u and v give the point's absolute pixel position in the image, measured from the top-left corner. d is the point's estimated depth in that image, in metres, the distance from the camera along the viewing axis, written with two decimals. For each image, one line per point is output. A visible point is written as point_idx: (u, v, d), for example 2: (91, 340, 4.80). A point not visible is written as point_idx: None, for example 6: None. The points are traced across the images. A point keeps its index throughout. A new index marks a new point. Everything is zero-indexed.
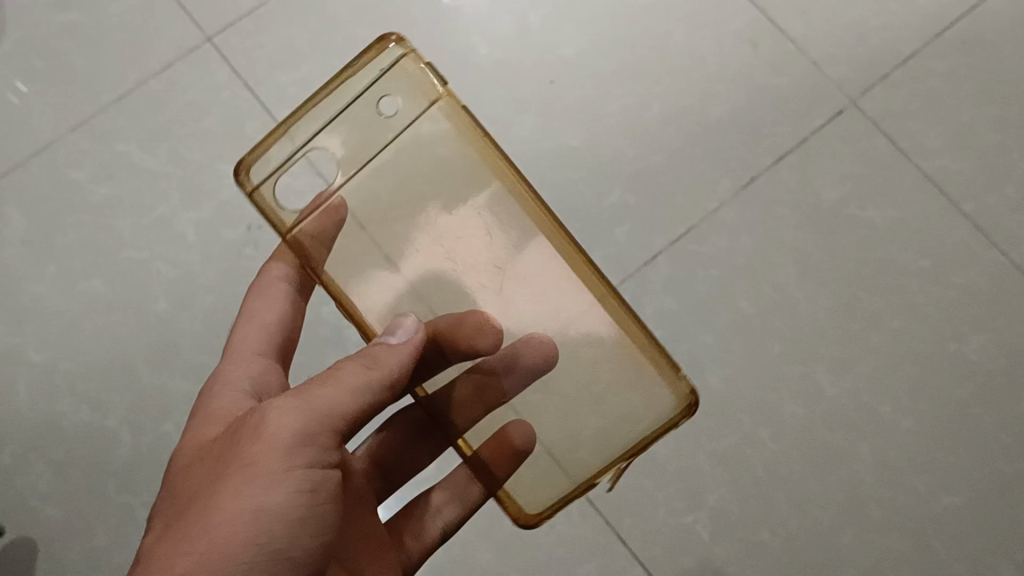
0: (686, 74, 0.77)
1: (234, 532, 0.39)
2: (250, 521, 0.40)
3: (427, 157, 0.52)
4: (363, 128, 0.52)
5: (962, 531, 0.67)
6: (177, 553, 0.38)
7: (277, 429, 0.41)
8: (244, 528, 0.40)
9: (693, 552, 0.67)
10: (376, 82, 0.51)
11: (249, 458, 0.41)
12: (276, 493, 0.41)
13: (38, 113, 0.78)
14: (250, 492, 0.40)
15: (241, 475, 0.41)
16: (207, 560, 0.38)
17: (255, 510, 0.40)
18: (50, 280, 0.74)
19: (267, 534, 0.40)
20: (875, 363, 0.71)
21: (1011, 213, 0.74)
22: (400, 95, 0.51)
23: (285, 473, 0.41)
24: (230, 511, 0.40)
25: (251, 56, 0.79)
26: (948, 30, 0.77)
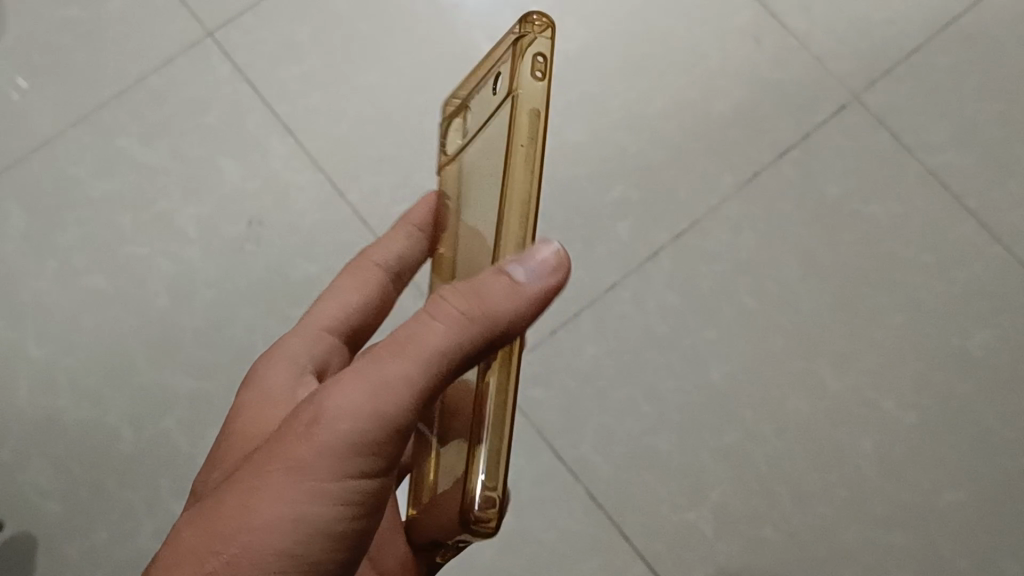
0: (688, 69, 0.77)
1: (269, 544, 0.32)
2: (287, 533, 0.32)
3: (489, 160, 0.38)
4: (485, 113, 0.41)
5: (966, 527, 0.67)
6: (207, 551, 0.32)
7: (330, 428, 0.32)
8: (275, 561, 0.32)
9: (696, 548, 0.67)
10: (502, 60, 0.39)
11: (288, 466, 0.32)
12: (324, 505, 0.33)
13: (38, 108, 0.78)
14: (289, 511, 0.32)
15: (280, 488, 0.32)
16: (238, 567, 0.32)
17: (295, 522, 0.32)
18: (50, 276, 0.74)
19: (303, 546, 0.33)
20: (877, 359, 0.70)
21: (1014, 208, 0.74)
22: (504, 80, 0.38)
23: (332, 490, 0.33)
24: (269, 519, 0.32)
25: (252, 51, 0.79)
26: (952, 25, 0.77)
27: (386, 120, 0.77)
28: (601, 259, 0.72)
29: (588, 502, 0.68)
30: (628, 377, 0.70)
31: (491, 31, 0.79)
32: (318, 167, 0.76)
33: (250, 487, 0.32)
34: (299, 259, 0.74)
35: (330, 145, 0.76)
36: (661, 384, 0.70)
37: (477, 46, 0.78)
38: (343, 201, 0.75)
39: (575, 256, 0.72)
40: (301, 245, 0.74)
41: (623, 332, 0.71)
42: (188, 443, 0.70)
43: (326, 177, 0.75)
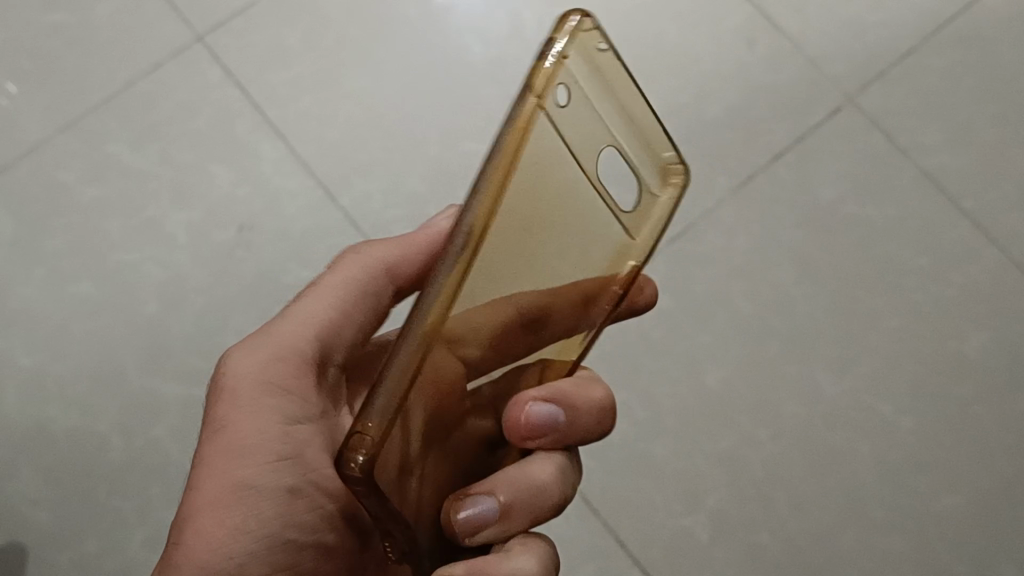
0: (681, 72, 0.77)
1: (218, 507, 0.40)
2: (236, 496, 0.40)
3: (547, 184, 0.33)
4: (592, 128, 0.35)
5: (964, 532, 0.67)
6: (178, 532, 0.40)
7: (240, 381, 0.42)
8: (230, 488, 0.40)
9: (692, 553, 0.66)
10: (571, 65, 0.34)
11: (221, 419, 0.42)
12: (263, 467, 0.41)
13: (26, 114, 0.77)
14: (230, 450, 0.41)
15: (217, 441, 0.42)
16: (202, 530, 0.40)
17: (242, 485, 0.40)
18: (39, 282, 0.73)
19: (254, 508, 0.40)
20: (874, 363, 0.70)
21: (1010, 210, 0.73)
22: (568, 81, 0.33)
23: (263, 431, 0.41)
24: (218, 485, 0.41)
25: (242, 56, 0.78)
26: (946, 27, 0.77)
27: (377, 125, 0.76)
28: None
29: (584, 509, 0.67)
30: (623, 382, 0.69)
31: (484, 34, 0.78)
32: (310, 172, 0.75)
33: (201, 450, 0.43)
34: (291, 265, 0.73)
35: (322, 149, 0.76)
36: (656, 390, 0.69)
37: (469, 48, 0.78)
38: (335, 205, 0.74)
39: None
40: (293, 251, 0.74)
41: (618, 336, 0.70)
42: (179, 451, 0.69)
43: (318, 182, 0.75)
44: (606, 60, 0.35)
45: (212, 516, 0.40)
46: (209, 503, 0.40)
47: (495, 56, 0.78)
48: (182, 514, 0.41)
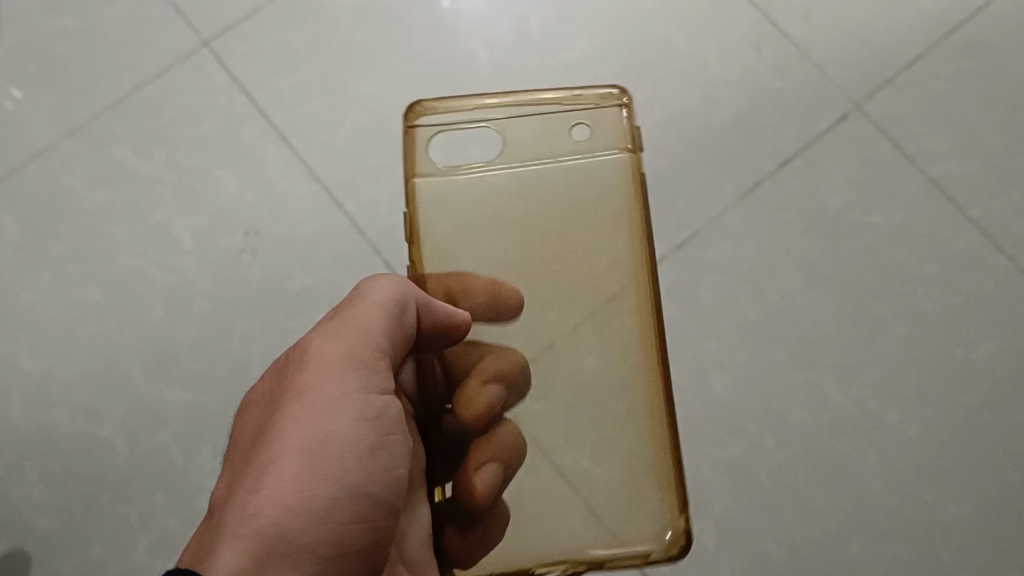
0: (688, 78, 0.77)
1: (309, 458, 0.39)
2: (322, 448, 0.40)
3: (583, 187, 0.55)
4: (547, 136, 0.56)
5: (971, 541, 0.66)
6: (255, 478, 0.38)
7: (332, 362, 0.42)
8: (317, 463, 0.39)
9: (698, 562, 0.66)
10: (567, 112, 0.56)
11: (308, 388, 0.41)
12: (344, 421, 0.41)
13: (32, 119, 0.77)
14: (311, 422, 0.40)
15: (300, 410, 0.40)
16: (290, 481, 0.39)
17: (325, 438, 0.40)
18: (44, 288, 0.73)
19: (341, 465, 0.40)
20: (881, 371, 0.70)
21: (1017, 218, 0.73)
22: (592, 126, 0.56)
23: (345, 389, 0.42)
24: (303, 438, 0.40)
25: (248, 60, 0.78)
26: (953, 34, 0.77)
27: (383, 130, 0.76)
28: None
29: None
30: None
31: (490, 39, 0.78)
32: (315, 177, 0.75)
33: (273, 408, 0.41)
34: (296, 271, 0.73)
35: (327, 154, 0.76)
36: None
37: (475, 54, 0.78)
38: (341, 211, 0.74)
39: None
40: (298, 256, 0.73)
41: None
42: (183, 457, 0.69)
43: (323, 188, 0.75)
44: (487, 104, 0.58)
45: (293, 491, 0.38)
46: (297, 470, 0.39)
47: (501, 61, 0.77)
48: (257, 471, 0.39)
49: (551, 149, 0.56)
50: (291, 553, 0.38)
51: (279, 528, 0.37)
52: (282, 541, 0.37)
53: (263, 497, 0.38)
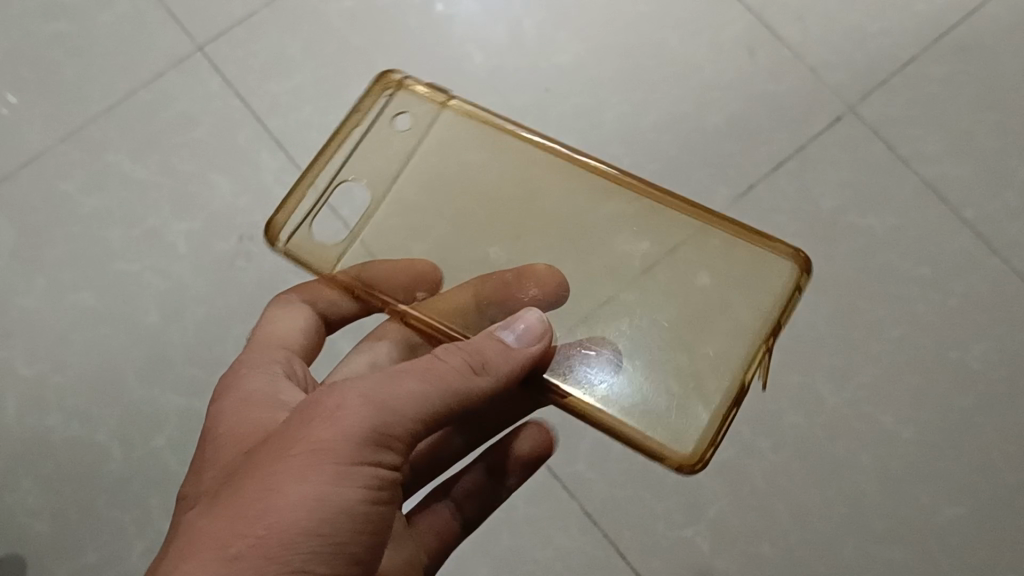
0: (682, 82, 0.77)
1: (299, 515, 0.38)
2: (314, 509, 0.39)
3: (462, 158, 0.57)
4: (389, 146, 0.56)
5: (966, 543, 0.66)
6: (242, 526, 0.38)
7: (350, 421, 0.40)
8: (308, 519, 0.39)
9: (693, 565, 0.66)
10: (383, 107, 0.57)
11: (317, 440, 0.40)
12: (343, 484, 0.40)
13: (27, 124, 0.77)
14: (312, 481, 0.39)
15: (302, 463, 0.39)
16: (274, 535, 0.38)
17: (320, 500, 0.39)
18: (39, 292, 0.73)
19: (330, 526, 0.39)
20: (875, 373, 0.70)
21: (1012, 219, 0.73)
22: (407, 112, 0.57)
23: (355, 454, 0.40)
24: (298, 494, 0.39)
25: (242, 65, 0.78)
26: (946, 36, 0.77)
27: None
28: None
29: (584, 520, 0.67)
30: None
31: (483, 43, 0.78)
32: None
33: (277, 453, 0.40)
34: (291, 275, 0.73)
35: None
36: None
37: (469, 57, 0.78)
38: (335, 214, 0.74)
39: None
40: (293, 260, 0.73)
41: None
42: (177, 461, 0.69)
43: None
44: (325, 173, 0.55)
45: (277, 543, 0.38)
46: (287, 525, 0.38)
47: (494, 65, 0.78)
48: (247, 517, 0.38)
49: (400, 149, 0.56)
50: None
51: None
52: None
53: (245, 546, 0.37)
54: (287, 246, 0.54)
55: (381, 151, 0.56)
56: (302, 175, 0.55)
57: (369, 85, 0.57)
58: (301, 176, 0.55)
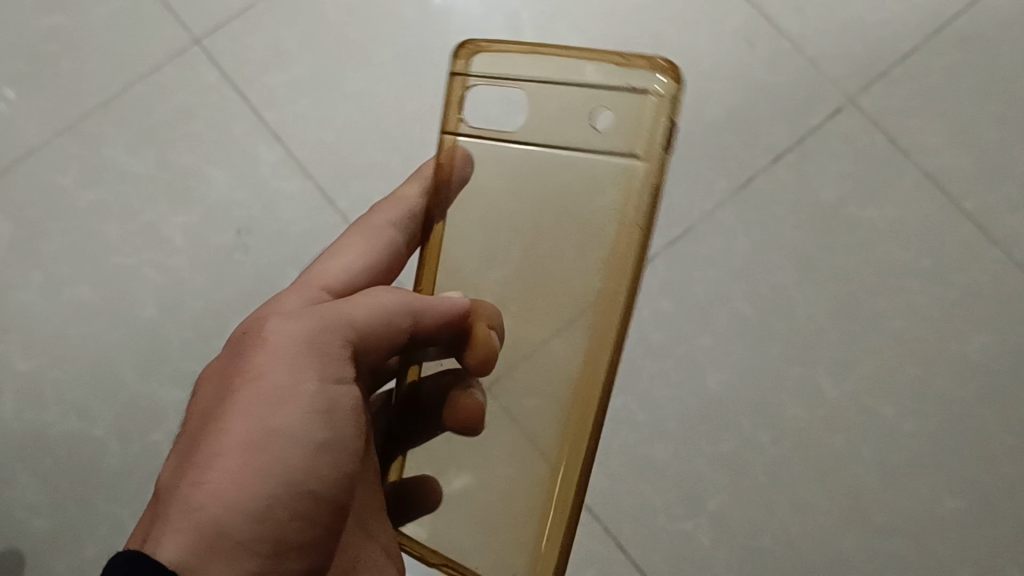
0: (681, 73, 0.76)
1: (251, 456, 0.40)
2: (266, 444, 0.40)
3: (580, 178, 0.50)
4: (557, 111, 0.51)
5: (967, 535, 0.66)
6: (197, 474, 0.39)
7: (286, 341, 0.42)
8: (257, 457, 0.40)
9: (693, 558, 0.66)
10: (594, 96, 0.49)
11: (257, 370, 0.41)
12: (291, 416, 0.41)
13: (24, 118, 0.77)
14: (257, 418, 0.40)
15: (247, 401, 0.41)
16: (230, 480, 0.39)
17: (271, 436, 0.40)
18: (36, 287, 0.73)
19: (286, 460, 0.40)
20: (875, 365, 0.70)
21: (1013, 211, 0.73)
22: (611, 113, 0.49)
23: (302, 381, 0.41)
24: (247, 434, 0.40)
25: (239, 58, 0.78)
26: (946, 27, 0.76)
27: (376, 127, 0.76)
28: None
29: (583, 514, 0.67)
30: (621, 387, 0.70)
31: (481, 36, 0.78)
32: (308, 174, 0.75)
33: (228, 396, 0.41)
34: (288, 269, 0.73)
35: (320, 151, 0.75)
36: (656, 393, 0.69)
37: None
38: (333, 208, 0.74)
39: None
40: (291, 254, 0.73)
41: None
42: None
43: (316, 185, 0.74)
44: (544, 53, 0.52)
45: (230, 486, 0.39)
46: (238, 465, 0.39)
47: None
48: (200, 464, 0.39)
49: (573, 133, 0.50)
50: (222, 551, 0.38)
51: (213, 528, 0.38)
52: (216, 542, 0.38)
53: (200, 495, 0.38)
54: (456, 72, 0.53)
55: (551, 99, 0.51)
56: (538, 45, 0.52)
57: (655, 58, 0.48)
58: (536, 45, 0.52)
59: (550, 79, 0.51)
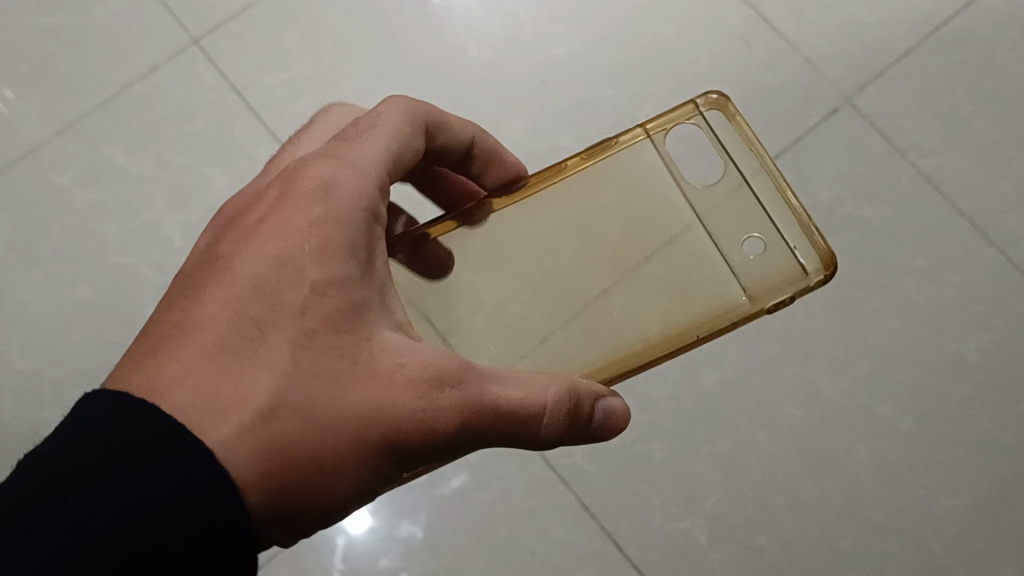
0: (677, 75, 0.77)
1: (336, 474, 0.36)
2: (346, 478, 0.36)
3: (687, 259, 0.50)
4: (732, 206, 0.51)
5: (963, 535, 0.66)
6: (290, 450, 0.35)
7: (454, 409, 0.37)
8: (329, 478, 0.36)
9: (690, 557, 0.66)
10: (785, 252, 0.49)
11: (400, 399, 0.36)
12: (380, 470, 0.37)
13: (23, 118, 0.77)
14: (364, 448, 0.36)
15: (377, 426, 0.36)
16: (305, 477, 0.35)
17: (353, 475, 0.36)
18: (35, 287, 0.73)
19: (345, 493, 0.37)
20: (872, 364, 0.70)
21: (1009, 211, 0.73)
22: (761, 255, 0.49)
23: (421, 455, 0.37)
24: (348, 454, 0.36)
25: (238, 58, 0.78)
26: (943, 28, 0.77)
27: None
28: None
29: (580, 512, 0.67)
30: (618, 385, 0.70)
31: (480, 36, 0.78)
32: None
33: (367, 388, 0.36)
34: None
35: None
36: (654, 392, 0.69)
37: (465, 50, 0.78)
38: None
39: None
40: None
41: None
42: None
43: None
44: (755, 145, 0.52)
45: (296, 482, 0.35)
46: (312, 470, 0.35)
47: (491, 57, 0.78)
48: (293, 435, 0.35)
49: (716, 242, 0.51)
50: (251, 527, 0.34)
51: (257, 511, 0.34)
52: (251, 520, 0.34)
53: (274, 471, 0.34)
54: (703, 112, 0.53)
55: (749, 202, 0.51)
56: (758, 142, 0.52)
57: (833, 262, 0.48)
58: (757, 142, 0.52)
59: (751, 187, 0.51)
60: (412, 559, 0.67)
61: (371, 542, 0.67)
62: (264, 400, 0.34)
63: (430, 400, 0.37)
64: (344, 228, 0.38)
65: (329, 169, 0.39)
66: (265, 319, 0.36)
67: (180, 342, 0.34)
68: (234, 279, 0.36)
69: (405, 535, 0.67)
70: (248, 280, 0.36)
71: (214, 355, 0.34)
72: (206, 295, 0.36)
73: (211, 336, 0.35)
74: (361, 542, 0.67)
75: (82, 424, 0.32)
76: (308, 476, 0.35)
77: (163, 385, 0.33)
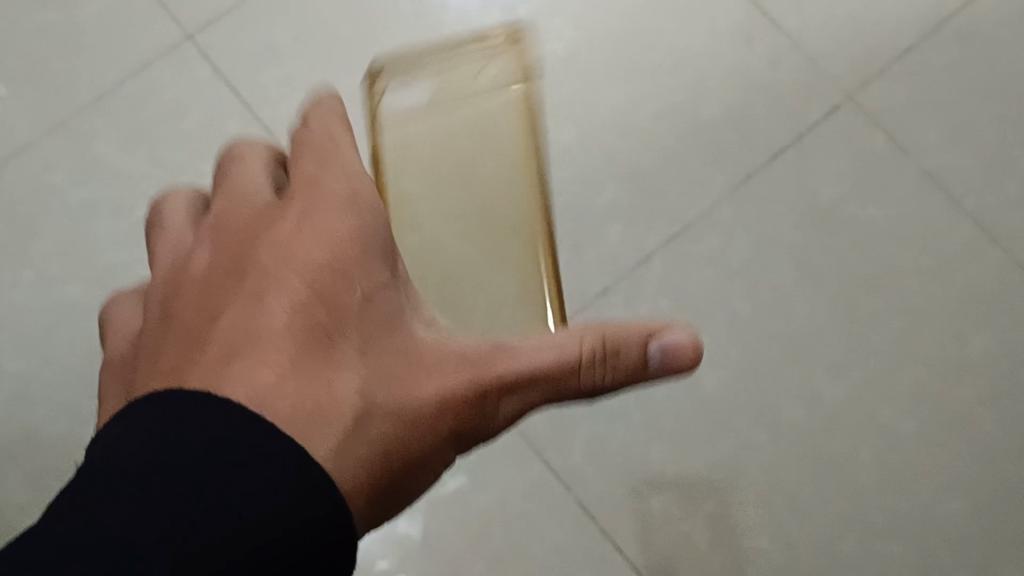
0: (677, 71, 0.76)
1: (408, 462, 0.35)
2: (414, 474, 0.36)
3: None
4: None
5: (967, 538, 0.66)
6: (363, 459, 0.33)
7: (507, 385, 0.36)
8: (408, 475, 0.36)
9: (690, 560, 0.66)
10: None
11: (451, 370, 0.35)
12: (439, 455, 0.37)
13: (14, 115, 0.76)
14: (438, 433, 0.36)
15: (443, 407, 0.35)
16: (383, 481, 0.34)
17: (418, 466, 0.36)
18: (27, 286, 0.72)
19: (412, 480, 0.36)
20: (874, 365, 0.69)
21: (1013, 209, 0.72)
22: None
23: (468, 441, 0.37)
24: (417, 447, 0.35)
25: (232, 54, 0.77)
26: (947, 24, 0.76)
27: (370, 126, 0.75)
28: (592, 267, 0.72)
29: (579, 515, 0.66)
30: None
31: (476, 32, 0.77)
32: None
33: (421, 371, 0.35)
34: None
35: None
36: (654, 392, 0.69)
37: None
38: None
39: (565, 263, 0.72)
40: None
41: None
42: None
43: None
44: None
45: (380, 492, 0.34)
46: (394, 469, 0.34)
47: None
48: (374, 440, 0.33)
49: None
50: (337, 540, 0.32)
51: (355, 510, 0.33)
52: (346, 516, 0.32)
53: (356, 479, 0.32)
54: None
55: None
56: None
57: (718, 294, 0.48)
58: None
59: None
60: (409, 562, 0.66)
61: (368, 544, 0.66)
62: (354, 402, 0.33)
63: (477, 390, 0.36)
64: (362, 218, 0.35)
65: (333, 171, 0.36)
66: (331, 325, 0.33)
67: (250, 357, 0.31)
68: (275, 292, 0.33)
69: (401, 537, 0.66)
70: (297, 290, 0.33)
71: (297, 360, 0.32)
72: (242, 304, 0.33)
73: (275, 399, 0.30)
74: (357, 545, 0.66)
75: (130, 458, 0.27)
76: (387, 477, 0.34)
77: (245, 390, 0.30)
